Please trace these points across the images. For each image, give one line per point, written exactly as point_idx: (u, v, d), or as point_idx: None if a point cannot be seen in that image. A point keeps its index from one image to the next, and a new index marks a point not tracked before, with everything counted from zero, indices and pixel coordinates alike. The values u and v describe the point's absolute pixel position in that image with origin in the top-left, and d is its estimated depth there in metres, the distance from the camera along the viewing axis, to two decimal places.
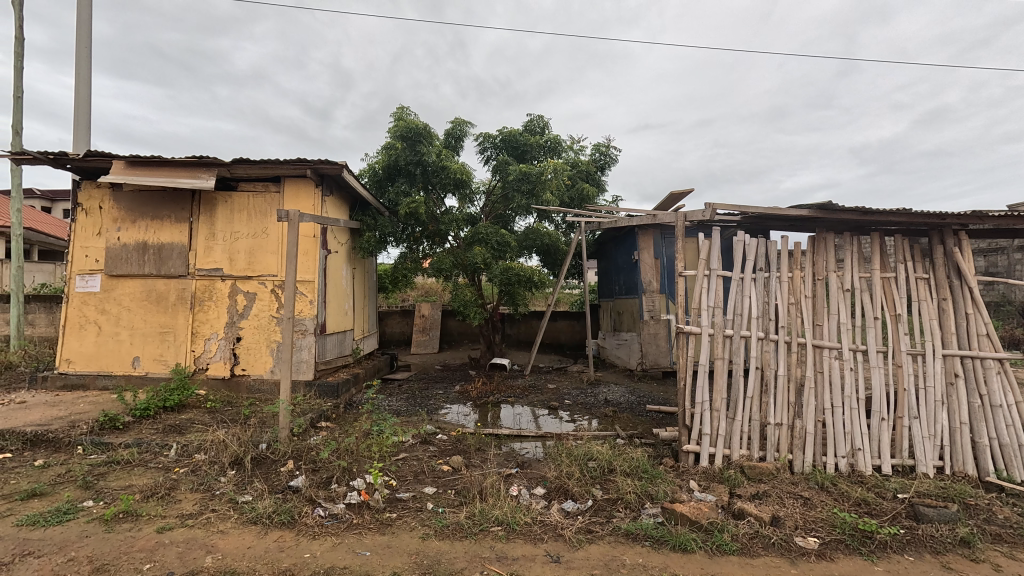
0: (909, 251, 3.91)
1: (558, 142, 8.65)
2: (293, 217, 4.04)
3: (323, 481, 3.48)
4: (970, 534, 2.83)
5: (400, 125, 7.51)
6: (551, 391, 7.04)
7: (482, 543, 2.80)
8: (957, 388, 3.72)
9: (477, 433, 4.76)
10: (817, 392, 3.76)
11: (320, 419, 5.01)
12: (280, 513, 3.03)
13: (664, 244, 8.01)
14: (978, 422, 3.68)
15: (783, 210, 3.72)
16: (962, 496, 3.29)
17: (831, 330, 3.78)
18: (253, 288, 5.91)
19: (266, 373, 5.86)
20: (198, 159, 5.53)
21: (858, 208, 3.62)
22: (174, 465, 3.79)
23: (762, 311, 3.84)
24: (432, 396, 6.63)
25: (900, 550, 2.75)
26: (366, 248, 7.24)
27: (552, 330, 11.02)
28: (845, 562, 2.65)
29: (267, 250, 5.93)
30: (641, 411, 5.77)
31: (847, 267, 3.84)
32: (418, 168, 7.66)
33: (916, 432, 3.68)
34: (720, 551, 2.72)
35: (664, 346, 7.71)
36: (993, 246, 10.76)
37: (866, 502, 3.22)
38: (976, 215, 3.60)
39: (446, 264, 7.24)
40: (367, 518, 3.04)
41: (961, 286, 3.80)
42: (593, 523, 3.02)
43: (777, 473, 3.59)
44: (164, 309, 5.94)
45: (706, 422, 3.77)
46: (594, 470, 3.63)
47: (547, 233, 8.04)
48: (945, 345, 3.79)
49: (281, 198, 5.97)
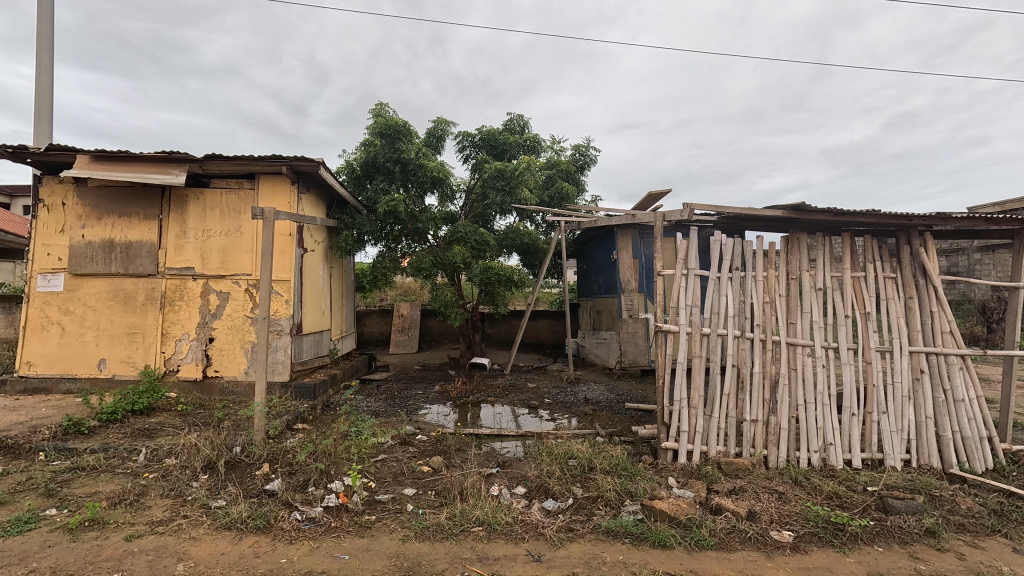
0: (878, 251, 4.02)
1: (538, 141, 8.72)
2: (268, 216, 3.92)
3: (300, 485, 3.41)
4: (935, 525, 2.93)
5: (378, 121, 7.40)
6: (532, 390, 7.05)
7: (463, 544, 2.79)
8: (923, 383, 3.85)
9: (457, 433, 4.74)
10: (791, 389, 3.85)
11: (297, 421, 4.92)
12: (256, 517, 2.96)
13: (643, 243, 8.11)
14: (942, 417, 3.81)
15: (759, 211, 3.79)
16: (928, 488, 3.40)
17: (804, 329, 3.86)
18: (227, 287, 5.76)
19: (239, 375, 5.72)
20: (166, 153, 5.37)
21: (830, 209, 3.71)
22: (143, 470, 3.67)
23: (738, 310, 3.91)
24: (411, 397, 6.57)
25: (871, 542, 2.83)
26: (344, 246, 7.12)
27: (532, 329, 11.06)
28: (818, 555, 2.71)
29: (241, 248, 5.78)
30: (620, 409, 5.85)
31: (819, 266, 3.94)
32: (397, 165, 7.58)
33: (885, 426, 3.79)
34: (699, 547, 2.76)
35: (642, 344, 7.81)
36: (954, 248, 11.24)
37: (838, 496, 3.31)
38: (940, 216, 3.72)
39: (426, 262, 7.16)
40: (345, 521, 2.99)
41: (926, 286, 3.93)
42: (573, 521, 3.03)
43: (752, 468, 3.66)
44: (132, 310, 5.74)
45: (684, 419, 3.83)
46: (575, 468, 3.65)
47: (527, 232, 8.05)
48: (912, 342, 3.91)
49: (255, 195, 5.82)
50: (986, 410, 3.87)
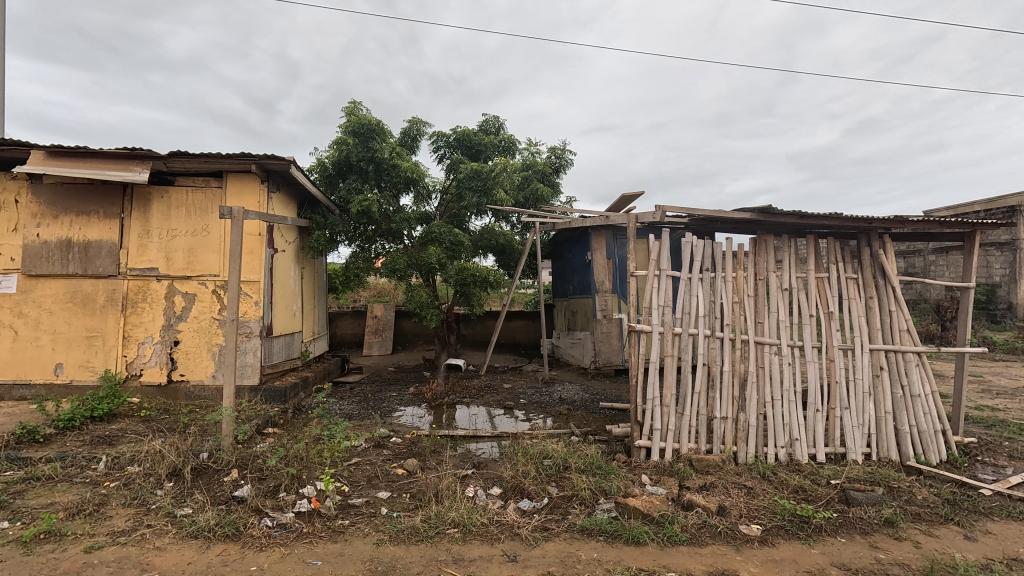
0: (840, 253, 4.17)
1: (513, 142, 8.73)
2: (237, 215, 3.83)
3: (270, 490, 3.34)
4: (894, 515, 3.06)
5: (351, 120, 7.30)
6: (507, 391, 7.06)
7: (438, 546, 2.77)
8: (882, 380, 4.01)
9: (432, 434, 4.71)
10: (759, 387, 3.95)
11: (267, 425, 4.81)
12: (224, 525, 2.88)
13: (616, 244, 8.21)
14: (900, 411, 3.97)
15: (728, 213, 3.89)
16: (887, 480, 3.54)
17: (771, 328, 3.98)
18: (193, 289, 5.59)
19: (206, 379, 5.56)
20: (128, 150, 5.18)
21: (795, 213, 3.83)
22: (104, 479, 3.53)
23: (708, 310, 4.00)
24: (385, 399, 6.50)
25: (834, 533, 2.94)
26: (316, 246, 7.01)
27: (507, 330, 11.07)
28: (784, 547, 2.80)
29: (207, 248, 5.62)
30: (595, 408, 5.91)
31: (785, 267, 4.07)
32: (370, 164, 7.49)
33: (847, 421, 3.94)
34: (671, 542, 2.81)
35: (616, 344, 7.91)
36: (911, 249, 11.75)
37: (803, 489, 3.42)
38: (898, 219, 3.89)
39: (400, 263, 7.09)
40: (318, 526, 2.94)
41: (885, 286, 4.10)
42: (548, 521, 3.05)
43: (722, 464, 3.75)
44: (91, 312, 5.52)
45: (656, 417, 3.90)
46: (550, 468, 3.67)
47: (502, 233, 8.07)
48: (872, 340, 4.07)
49: (223, 194, 5.66)
50: (940, 405, 4.06)
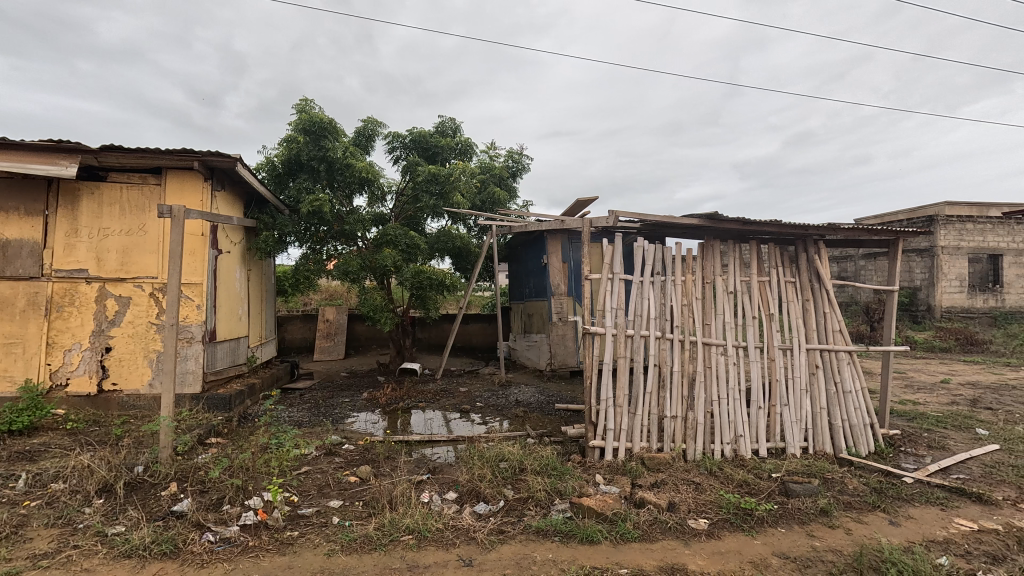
0: (780, 258, 4.41)
1: (470, 145, 8.71)
2: (177, 214, 3.63)
3: (213, 503, 3.18)
4: (828, 505, 3.26)
5: (302, 118, 7.08)
6: (463, 394, 7.02)
7: (392, 554, 2.72)
8: (818, 377, 4.26)
9: (386, 440, 4.62)
10: (706, 386, 4.11)
11: (209, 435, 4.58)
12: (161, 542, 2.72)
13: (572, 248, 8.35)
14: (833, 407, 4.24)
15: (677, 219, 4.03)
16: (822, 472, 3.77)
17: (718, 329, 4.15)
18: (127, 291, 5.25)
19: (142, 388, 5.24)
20: (54, 142, 4.81)
21: (739, 219, 4.02)
22: (23, 498, 3.24)
23: (659, 312, 4.13)
24: (337, 405, 6.32)
25: (774, 524, 3.09)
26: (264, 247, 6.73)
27: (463, 333, 11.02)
28: (730, 539, 2.92)
29: (144, 249, 5.29)
30: (550, 410, 5.97)
31: (730, 271, 4.25)
32: (322, 163, 7.28)
33: (787, 417, 4.16)
34: (623, 540, 2.88)
35: (571, 346, 8.04)
36: (844, 255, 12.56)
37: (747, 483, 3.58)
38: (831, 227, 4.15)
39: (353, 265, 6.94)
40: (264, 539, 2.83)
41: (820, 289, 4.37)
42: (504, 523, 3.06)
43: (672, 462, 3.87)
44: (9, 317, 5.08)
45: (610, 418, 3.98)
46: (506, 470, 3.68)
47: (459, 236, 8.04)
48: (809, 340, 4.32)
49: (162, 191, 5.36)
50: (869, 400, 4.35)
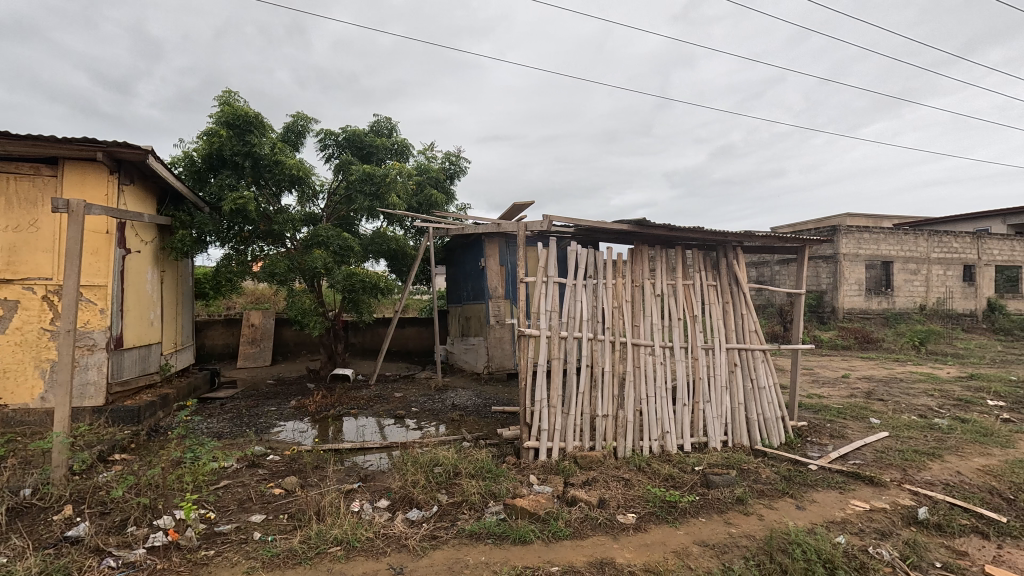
0: (703, 263, 4.68)
1: (407, 146, 8.57)
2: (76, 209, 3.30)
3: (115, 526, 2.90)
4: (744, 493, 3.49)
5: (224, 110, 6.68)
6: (398, 399, 6.88)
7: (318, 568, 2.61)
8: (736, 375, 4.56)
9: (315, 450, 4.43)
10: (636, 385, 4.28)
11: (113, 452, 4.18)
12: (50, 572, 2.44)
13: (509, 251, 8.41)
14: (750, 402, 4.55)
15: (608, 224, 4.17)
16: (740, 463, 4.03)
17: (646, 330, 4.33)
18: (14, 294, 4.70)
19: (32, 402, 4.70)
20: None
21: (665, 226, 4.22)
22: None
23: (592, 314, 4.24)
24: (261, 414, 5.99)
25: (696, 514, 3.27)
26: (180, 247, 6.25)
27: (400, 337, 10.79)
28: (655, 531, 3.05)
29: (36, 247, 4.77)
30: (486, 412, 5.98)
31: (657, 275, 4.46)
32: (247, 159, 6.88)
33: (709, 413, 4.41)
34: (555, 538, 2.93)
35: (508, 349, 8.10)
36: (761, 261, 13.53)
37: (672, 477, 3.76)
38: (747, 234, 4.46)
39: (281, 267, 6.61)
40: (175, 561, 2.62)
41: (738, 292, 4.69)
42: (437, 529, 3.02)
43: (603, 459, 3.99)
44: None
45: (544, 418, 4.04)
46: (440, 475, 3.64)
47: (394, 238, 7.87)
48: (728, 340, 4.61)
49: (58, 184, 4.85)
50: (780, 394, 4.71)
